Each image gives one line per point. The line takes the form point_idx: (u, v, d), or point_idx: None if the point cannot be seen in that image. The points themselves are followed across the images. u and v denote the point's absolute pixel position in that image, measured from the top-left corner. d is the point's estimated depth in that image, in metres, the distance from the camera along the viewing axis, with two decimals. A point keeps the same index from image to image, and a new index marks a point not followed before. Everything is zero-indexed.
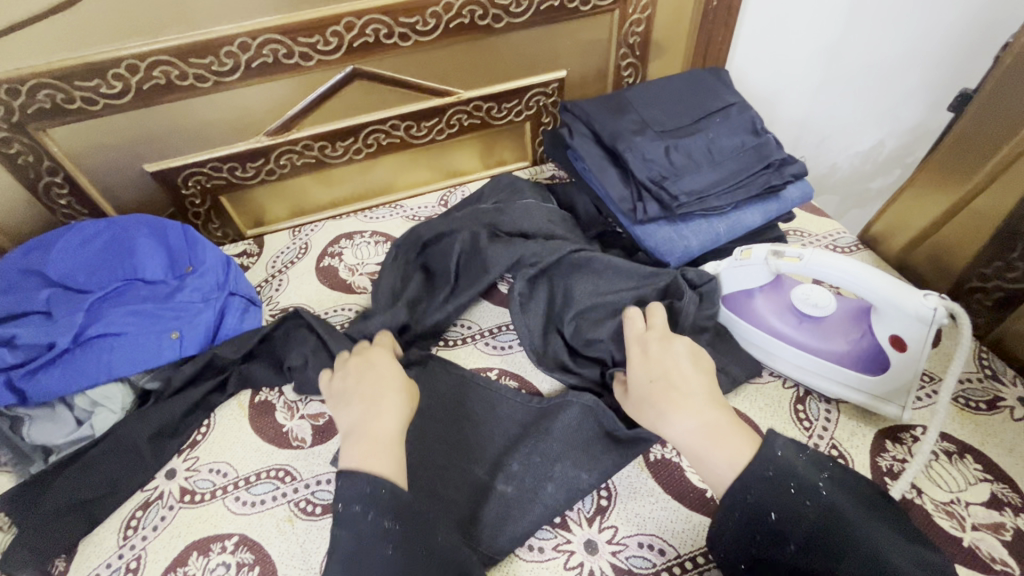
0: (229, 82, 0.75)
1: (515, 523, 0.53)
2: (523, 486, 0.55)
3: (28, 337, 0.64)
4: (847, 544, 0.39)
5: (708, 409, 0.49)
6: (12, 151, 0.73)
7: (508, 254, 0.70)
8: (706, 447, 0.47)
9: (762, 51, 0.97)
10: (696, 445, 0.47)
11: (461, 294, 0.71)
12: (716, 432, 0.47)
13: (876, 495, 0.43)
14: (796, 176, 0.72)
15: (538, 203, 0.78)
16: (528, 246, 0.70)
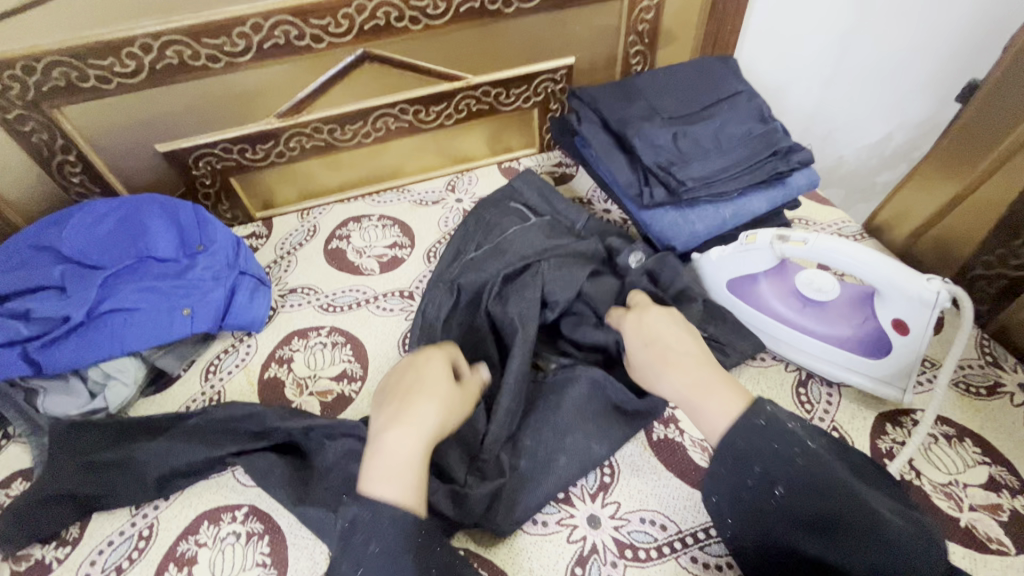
0: (241, 63, 0.76)
1: (525, 495, 0.54)
2: (536, 460, 0.55)
3: (43, 311, 0.66)
4: (837, 490, 0.42)
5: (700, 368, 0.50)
6: (26, 129, 0.74)
7: (531, 295, 0.63)
8: (701, 408, 0.48)
9: (773, 40, 0.97)
10: (688, 399, 0.49)
11: (523, 364, 0.58)
12: (704, 388, 0.49)
13: (871, 471, 0.45)
14: (803, 163, 0.72)
15: (519, 228, 0.72)
16: (555, 277, 0.65)
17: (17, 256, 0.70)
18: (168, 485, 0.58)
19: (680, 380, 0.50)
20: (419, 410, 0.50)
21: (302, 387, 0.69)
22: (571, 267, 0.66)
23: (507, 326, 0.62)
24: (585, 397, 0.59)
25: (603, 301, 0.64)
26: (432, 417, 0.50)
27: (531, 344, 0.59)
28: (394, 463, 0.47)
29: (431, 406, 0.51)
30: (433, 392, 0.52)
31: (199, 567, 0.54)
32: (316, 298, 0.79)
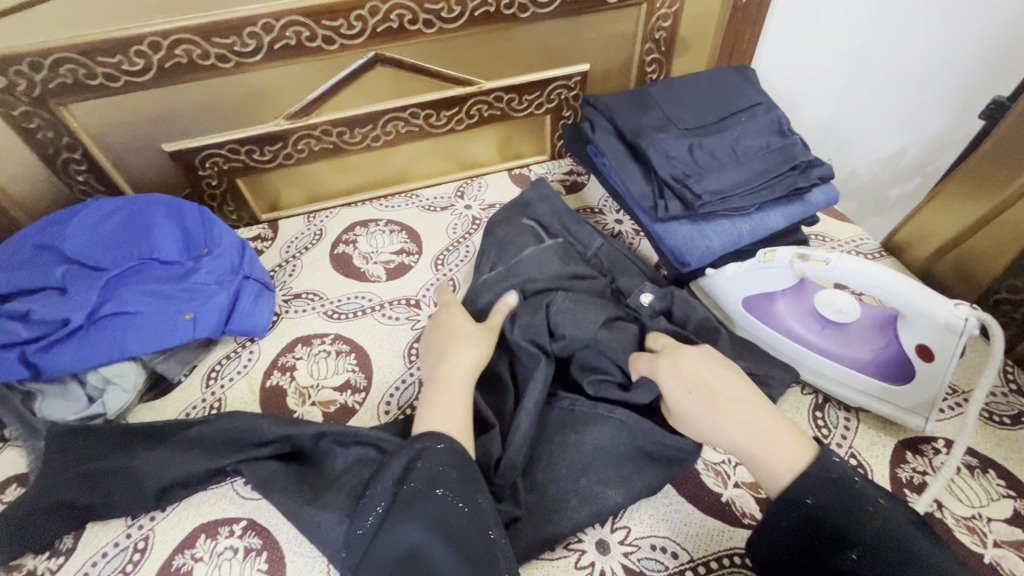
0: (251, 63, 0.74)
1: (531, 531, 0.52)
2: (546, 497, 0.53)
3: (42, 312, 0.64)
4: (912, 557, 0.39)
5: (757, 415, 0.48)
6: (32, 126, 0.73)
7: (543, 326, 0.60)
8: (765, 458, 0.46)
9: (791, 50, 0.95)
10: (751, 452, 0.47)
11: (534, 404, 0.56)
12: (770, 439, 0.47)
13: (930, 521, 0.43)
14: (823, 179, 0.70)
15: (534, 251, 0.70)
16: (570, 306, 0.61)
17: (17, 256, 0.69)
18: (166, 495, 0.57)
19: (738, 426, 0.48)
20: (459, 349, 0.58)
21: (305, 396, 0.67)
22: (588, 305, 0.62)
23: (522, 355, 0.60)
24: (602, 418, 0.57)
25: (621, 329, 0.61)
26: (473, 356, 0.57)
27: (541, 380, 0.57)
28: (444, 388, 0.54)
29: (470, 344, 0.58)
30: (472, 334, 0.60)
31: None
32: (321, 305, 0.78)
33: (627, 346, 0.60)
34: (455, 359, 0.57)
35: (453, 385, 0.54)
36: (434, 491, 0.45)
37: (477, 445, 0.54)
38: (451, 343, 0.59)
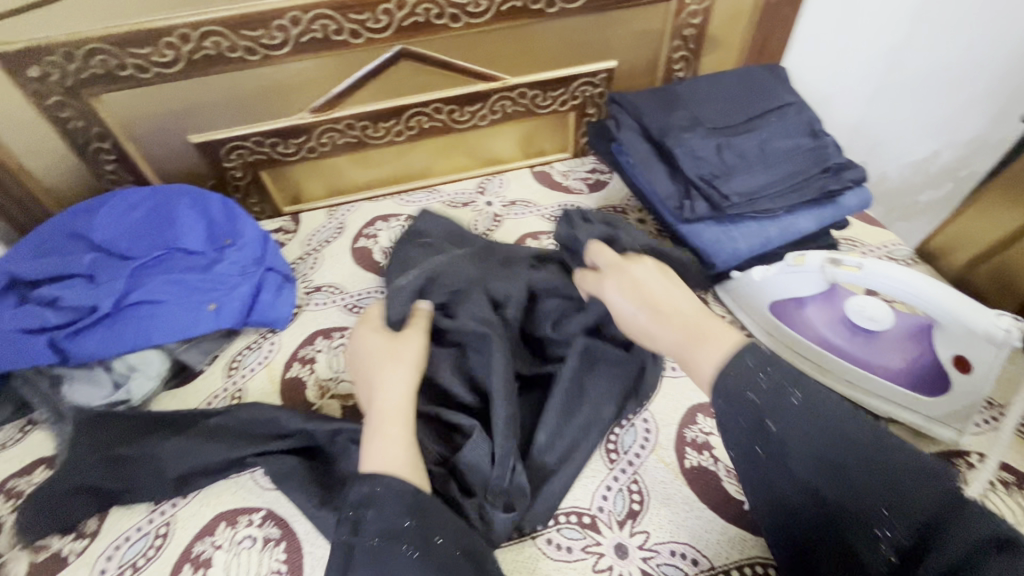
0: (278, 56, 0.74)
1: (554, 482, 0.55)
2: (557, 454, 0.57)
3: (72, 299, 0.65)
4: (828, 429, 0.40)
5: (691, 315, 0.50)
6: (64, 115, 0.74)
7: (476, 313, 0.61)
8: (693, 352, 0.47)
9: (823, 49, 0.93)
10: (681, 350, 0.48)
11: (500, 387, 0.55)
12: (700, 334, 0.48)
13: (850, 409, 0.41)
14: (856, 181, 0.69)
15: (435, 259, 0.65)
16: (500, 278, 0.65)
17: (49, 242, 0.71)
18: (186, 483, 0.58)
19: (674, 330, 0.49)
20: (384, 375, 0.55)
21: (324, 390, 0.67)
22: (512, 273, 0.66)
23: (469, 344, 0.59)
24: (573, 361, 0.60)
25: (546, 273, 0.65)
26: (402, 375, 0.55)
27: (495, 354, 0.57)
28: (382, 420, 0.52)
29: (399, 365, 0.56)
30: (397, 351, 0.57)
31: (215, 570, 0.53)
32: (341, 298, 0.78)
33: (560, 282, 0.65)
34: (384, 387, 0.54)
35: (391, 418, 0.52)
36: (398, 545, 0.42)
37: (465, 456, 0.53)
38: (375, 369, 0.56)
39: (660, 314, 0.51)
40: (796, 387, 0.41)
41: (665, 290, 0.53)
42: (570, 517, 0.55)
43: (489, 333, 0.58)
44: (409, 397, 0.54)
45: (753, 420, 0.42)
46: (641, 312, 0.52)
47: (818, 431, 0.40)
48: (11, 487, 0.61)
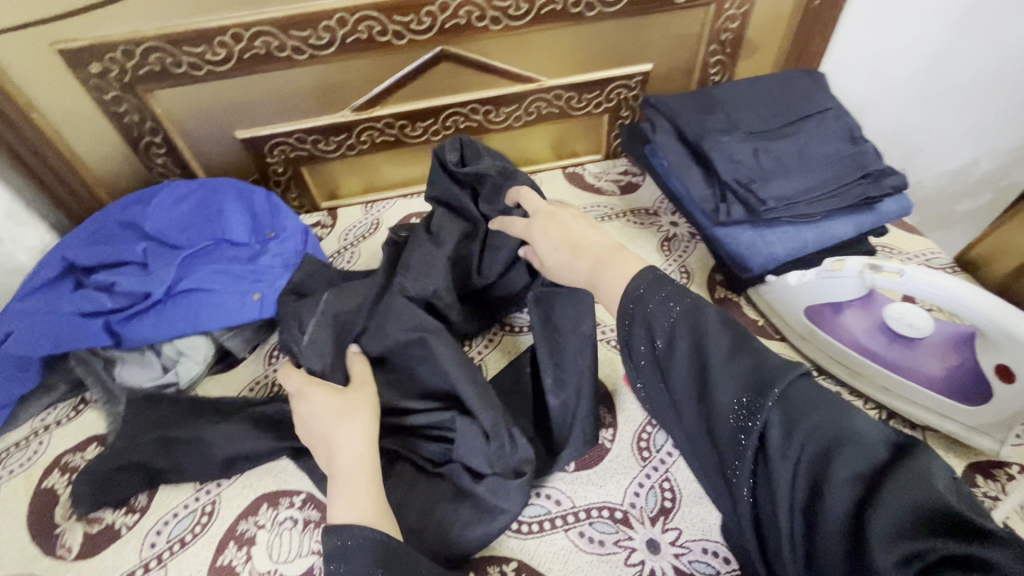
0: (324, 55, 0.77)
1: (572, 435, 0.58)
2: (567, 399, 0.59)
3: (126, 285, 0.68)
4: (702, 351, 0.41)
5: (604, 247, 0.53)
6: (120, 110, 0.77)
7: (401, 325, 0.61)
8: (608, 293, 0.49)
9: (862, 55, 0.92)
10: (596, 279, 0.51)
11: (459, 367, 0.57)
12: (613, 259, 0.51)
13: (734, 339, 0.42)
14: (896, 188, 0.68)
15: (349, 299, 0.63)
16: (412, 277, 0.65)
17: (104, 231, 0.75)
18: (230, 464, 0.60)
19: (590, 261, 0.52)
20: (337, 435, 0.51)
21: None
22: (417, 252, 0.67)
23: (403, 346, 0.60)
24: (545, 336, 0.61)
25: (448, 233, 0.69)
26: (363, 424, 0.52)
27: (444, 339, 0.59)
28: (347, 475, 0.48)
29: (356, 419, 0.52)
30: (352, 405, 0.53)
31: (258, 548, 0.55)
32: None
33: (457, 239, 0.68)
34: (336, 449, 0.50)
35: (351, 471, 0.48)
36: None
37: (466, 446, 0.55)
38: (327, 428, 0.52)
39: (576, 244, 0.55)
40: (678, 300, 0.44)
41: (585, 229, 0.56)
42: (603, 512, 0.56)
43: (422, 336, 0.59)
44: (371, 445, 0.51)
45: (644, 336, 0.44)
46: (561, 246, 0.56)
47: (696, 338, 0.41)
48: (66, 462, 0.64)
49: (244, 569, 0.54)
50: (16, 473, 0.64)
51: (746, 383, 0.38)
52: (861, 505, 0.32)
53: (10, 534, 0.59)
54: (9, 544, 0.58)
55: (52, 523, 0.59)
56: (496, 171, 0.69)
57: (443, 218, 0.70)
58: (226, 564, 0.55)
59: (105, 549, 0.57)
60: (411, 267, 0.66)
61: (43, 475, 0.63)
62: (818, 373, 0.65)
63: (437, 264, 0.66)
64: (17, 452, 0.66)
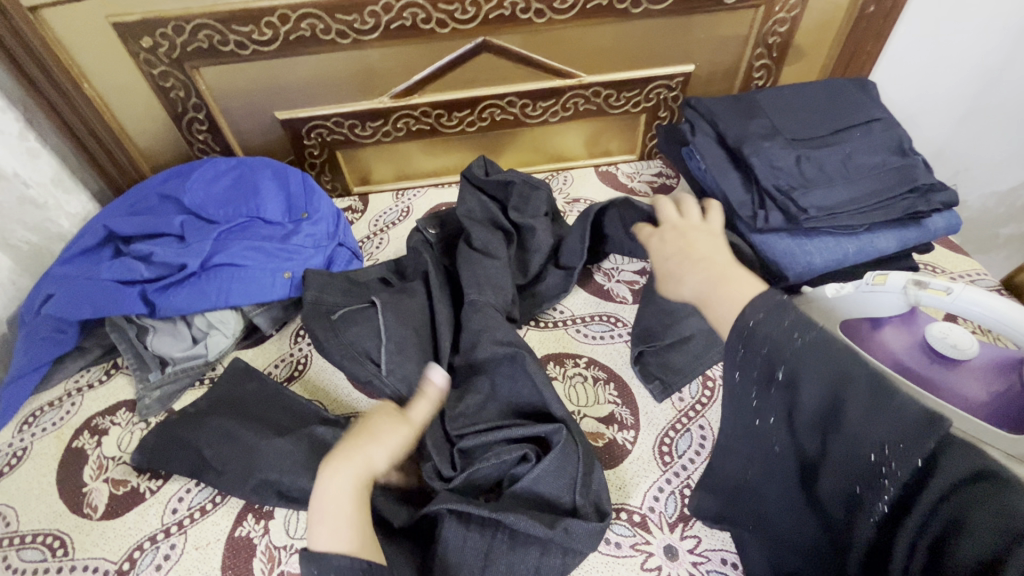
0: (367, 41, 0.77)
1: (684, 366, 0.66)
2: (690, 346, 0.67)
3: (162, 256, 0.70)
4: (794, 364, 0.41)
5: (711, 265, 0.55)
6: (167, 85, 0.79)
7: (490, 341, 0.61)
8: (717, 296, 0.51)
9: (915, 66, 0.89)
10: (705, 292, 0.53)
11: (552, 394, 0.57)
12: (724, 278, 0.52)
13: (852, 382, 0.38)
14: (945, 205, 0.66)
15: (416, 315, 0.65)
16: (482, 290, 0.65)
17: (145, 202, 0.77)
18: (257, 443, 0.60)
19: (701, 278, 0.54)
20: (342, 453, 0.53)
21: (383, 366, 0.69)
22: (474, 266, 0.66)
23: (495, 362, 0.61)
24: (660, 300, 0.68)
25: (492, 243, 0.69)
26: (367, 459, 0.53)
27: (536, 363, 0.59)
28: (331, 508, 0.49)
29: (364, 448, 0.53)
30: (366, 433, 0.55)
31: (276, 522, 0.56)
32: None
33: (502, 247, 0.70)
34: (326, 501, 0.49)
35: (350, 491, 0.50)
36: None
37: (551, 479, 0.53)
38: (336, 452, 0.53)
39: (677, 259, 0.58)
40: (803, 332, 0.41)
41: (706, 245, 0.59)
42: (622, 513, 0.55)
43: (519, 351, 0.59)
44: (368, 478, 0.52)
45: (764, 366, 0.42)
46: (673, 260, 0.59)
47: (829, 379, 0.39)
48: (96, 423, 0.66)
49: (262, 541, 0.55)
50: (48, 430, 0.66)
51: (884, 435, 0.36)
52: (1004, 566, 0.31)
53: (40, 488, 0.61)
54: (40, 499, 0.60)
55: (80, 482, 0.61)
56: (522, 180, 0.75)
57: (483, 234, 0.70)
58: (244, 536, 0.56)
59: (129, 510, 0.58)
60: (478, 283, 0.65)
61: (74, 435, 0.65)
62: None
63: (505, 278, 0.67)
64: (50, 411, 0.68)
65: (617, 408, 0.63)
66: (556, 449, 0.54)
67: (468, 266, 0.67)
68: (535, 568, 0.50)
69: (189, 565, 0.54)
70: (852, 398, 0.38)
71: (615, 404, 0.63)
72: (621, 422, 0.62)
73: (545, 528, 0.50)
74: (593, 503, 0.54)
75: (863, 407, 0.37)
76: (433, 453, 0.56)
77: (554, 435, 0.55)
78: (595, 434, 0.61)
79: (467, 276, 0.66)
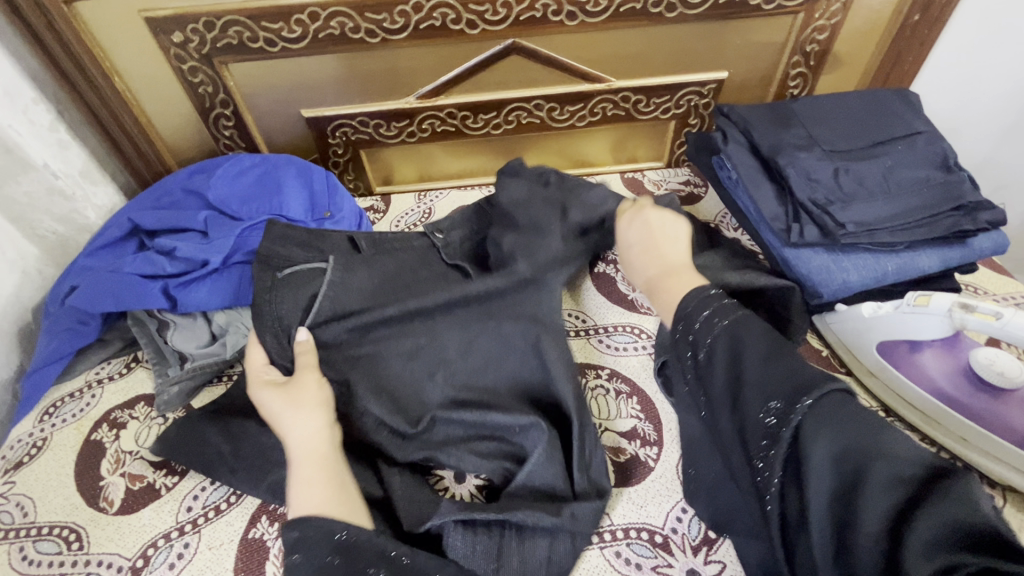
0: (396, 40, 0.76)
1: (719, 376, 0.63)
2: None
3: (185, 251, 0.70)
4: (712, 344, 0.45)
5: (665, 259, 0.58)
6: (196, 80, 0.79)
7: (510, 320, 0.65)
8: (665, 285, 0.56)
9: (959, 78, 0.86)
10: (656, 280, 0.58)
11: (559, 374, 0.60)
12: (670, 272, 0.57)
13: (766, 344, 0.43)
14: (992, 224, 0.63)
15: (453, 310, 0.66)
16: (526, 259, 0.67)
17: (170, 196, 0.77)
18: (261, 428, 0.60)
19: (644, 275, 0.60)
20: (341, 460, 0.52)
21: None
22: (520, 236, 0.69)
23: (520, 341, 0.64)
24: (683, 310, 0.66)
25: (533, 214, 0.71)
26: (311, 422, 0.54)
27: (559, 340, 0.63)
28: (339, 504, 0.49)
29: (305, 412, 0.55)
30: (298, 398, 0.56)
31: None
32: None
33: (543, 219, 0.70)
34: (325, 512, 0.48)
35: (322, 465, 0.52)
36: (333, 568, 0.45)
37: (553, 473, 0.54)
38: (282, 421, 0.55)
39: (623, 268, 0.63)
40: (722, 316, 0.46)
41: (670, 233, 0.61)
42: (608, 535, 0.53)
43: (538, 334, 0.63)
44: (324, 441, 0.53)
45: (691, 355, 0.47)
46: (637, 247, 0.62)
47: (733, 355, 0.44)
48: (115, 417, 0.66)
49: (275, 545, 0.54)
50: (68, 421, 0.66)
51: (777, 382, 0.41)
52: (901, 518, 0.33)
53: (57, 480, 0.61)
54: (57, 490, 0.60)
55: (98, 475, 0.61)
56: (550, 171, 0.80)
57: (522, 212, 0.71)
58: (258, 537, 0.55)
59: (145, 507, 0.58)
60: (523, 254, 0.67)
61: (92, 427, 0.65)
62: (887, 414, 0.61)
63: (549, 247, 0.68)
64: (71, 402, 0.68)
65: (640, 423, 0.61)
66: (541, 443, 0.55)
67: (518, 245, 0.68)
68: (548, 563, 0.50)
69: (202, 565, 0.53)
70: (755, 386, 0.41)
71: (638, 419, 0.62)
72: (643, 438, 0.60)
73: (552, 517, 0.50)
74: (591, 483, 0.55)
75: (758, 364, 0.42)
76: (387, 419, 0.59)
77: (523, 424, 0.57)
78: (617, 449, 0.59)
79: (515, 253, 0.67)
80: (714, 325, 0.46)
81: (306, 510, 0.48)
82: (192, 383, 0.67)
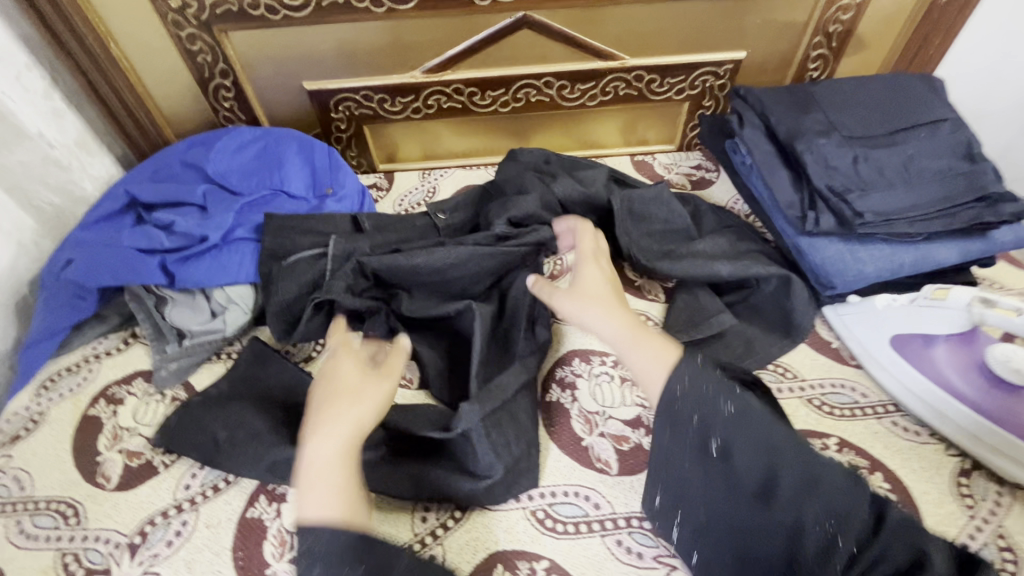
0: (402, 11, 0.74)
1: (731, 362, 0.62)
2: (737, 347, 0.63)
3: (184, 226, 0.68)
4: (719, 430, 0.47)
5: (626, 315, 0.56)
6: (194, 49, 0.77)
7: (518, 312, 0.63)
8: (633, 347, 0.53)
9: (985, 63, 0.83)
10: (621, 342, 0.54)
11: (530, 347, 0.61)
12: (638, 335, 0.53)
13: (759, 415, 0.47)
14: (1016, 216, 0.61)
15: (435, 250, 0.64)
16: (501, 211, 0.68)
17: (169, 168, 0.75)
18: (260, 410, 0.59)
19: (614, 324, 0.55)
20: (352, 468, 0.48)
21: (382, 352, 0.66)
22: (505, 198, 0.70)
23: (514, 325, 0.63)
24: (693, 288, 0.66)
25: (522, 181, 0.71)
26: (353, 418, 0.50)
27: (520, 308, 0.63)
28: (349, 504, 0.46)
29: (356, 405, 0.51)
30: (358, 387, 0.52)
31: (287, 507, 0.55)
32: None
33: (528, 181, 0.71)
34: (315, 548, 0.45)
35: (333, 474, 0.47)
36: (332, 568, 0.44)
37: None
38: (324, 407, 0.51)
39: (581, 298, 0.58)
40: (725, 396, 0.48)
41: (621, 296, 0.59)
42: (610, 524, 0.53)
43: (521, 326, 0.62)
44: (354, 440, 0.49)
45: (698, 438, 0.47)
46: (593, 296, 0.58)
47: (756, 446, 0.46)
48: (112, 392, 0.65)
49: (274, 525, 0.54)
50: (65, 396, 0.65)
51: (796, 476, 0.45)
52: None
53: (55, 455, 0.60)
54: (54, 466, 0.59)
55: (95, 451, 0.60)
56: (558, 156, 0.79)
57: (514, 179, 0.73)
58: (256, 518, 0.54)
59: (143, 484, 0.57)
60: (502, 209, 0.68)
61: (90, 403, 0.64)
62: (897, 408, 0.59)
63: (529, 204, 0.68)
64: (68, 376, 0.67)
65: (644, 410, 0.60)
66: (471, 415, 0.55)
67: (502, 204, 0.69)
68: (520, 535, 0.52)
69: (198, 544, 0.53)
70: (787, 475, 0.45)
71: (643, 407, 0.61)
72: (648, 425, 0.59)
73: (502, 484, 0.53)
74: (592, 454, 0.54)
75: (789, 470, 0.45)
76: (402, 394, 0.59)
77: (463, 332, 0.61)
78: (620, 437, 0.59)
79: (511, 218, 0.67)
80: (722, 412, 0.47)
81: (318, 518, 0.45)
82: (190, 362, 0.66)
